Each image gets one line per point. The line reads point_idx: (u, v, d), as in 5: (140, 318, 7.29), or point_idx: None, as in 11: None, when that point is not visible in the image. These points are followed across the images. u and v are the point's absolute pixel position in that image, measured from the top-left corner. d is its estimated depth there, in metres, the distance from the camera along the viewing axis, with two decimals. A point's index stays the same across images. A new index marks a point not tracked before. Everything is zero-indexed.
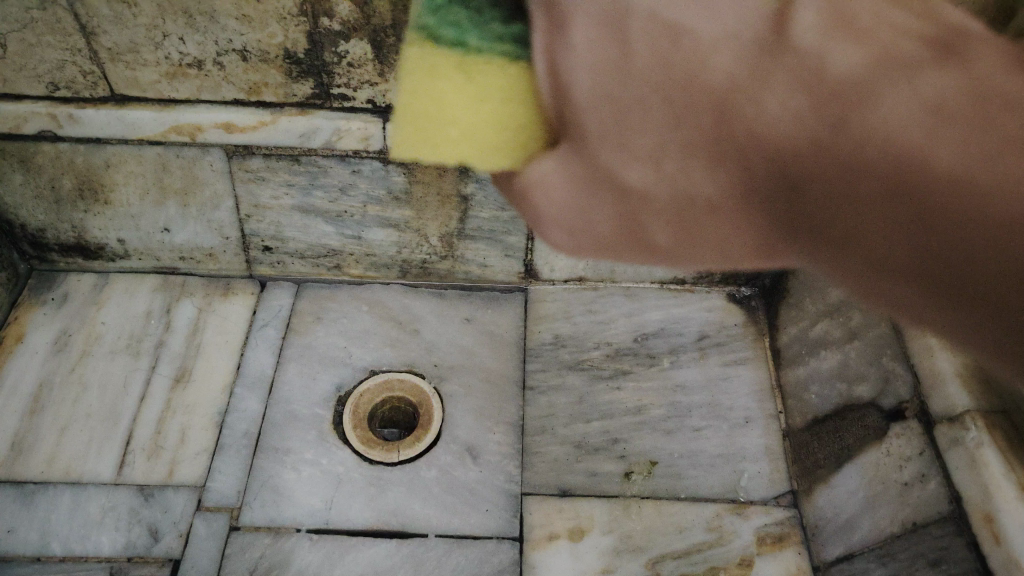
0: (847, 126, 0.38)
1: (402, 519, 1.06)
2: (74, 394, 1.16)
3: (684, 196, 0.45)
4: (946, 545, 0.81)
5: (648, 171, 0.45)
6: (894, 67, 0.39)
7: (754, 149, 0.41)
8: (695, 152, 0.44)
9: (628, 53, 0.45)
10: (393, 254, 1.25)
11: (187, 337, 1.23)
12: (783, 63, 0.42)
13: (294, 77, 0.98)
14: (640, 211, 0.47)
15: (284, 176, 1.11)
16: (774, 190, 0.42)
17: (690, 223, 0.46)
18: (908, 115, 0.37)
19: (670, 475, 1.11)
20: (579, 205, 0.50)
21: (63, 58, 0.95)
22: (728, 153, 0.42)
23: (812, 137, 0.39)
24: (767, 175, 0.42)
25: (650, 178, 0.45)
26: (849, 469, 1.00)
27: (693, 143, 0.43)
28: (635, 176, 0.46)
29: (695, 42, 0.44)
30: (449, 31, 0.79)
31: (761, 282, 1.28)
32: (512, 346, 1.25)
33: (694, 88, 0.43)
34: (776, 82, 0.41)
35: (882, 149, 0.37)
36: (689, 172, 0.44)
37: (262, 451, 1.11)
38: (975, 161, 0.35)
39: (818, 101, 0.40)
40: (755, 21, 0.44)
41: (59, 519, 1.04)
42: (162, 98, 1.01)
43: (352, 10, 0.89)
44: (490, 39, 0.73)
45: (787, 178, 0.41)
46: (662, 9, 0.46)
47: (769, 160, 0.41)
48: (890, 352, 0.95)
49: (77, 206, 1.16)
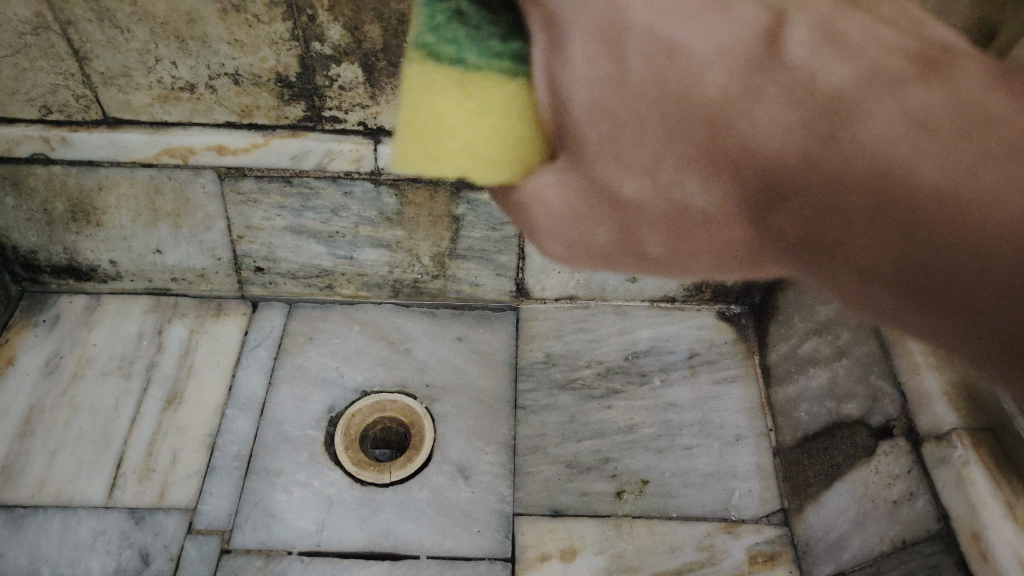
0: (834, 144, 0.42)
1: (394, 540, 1.06)
2: (65, 416, 1.16)
3: (677, 203, 0.51)
4: (935, 563, 0.82)
5: (644, 181, 0.52)
6: (878, 83, 0.42)
7: (745, 162, 0.46)
8: (690, 163, 0.49)
9: (625, 67, 0.50)
10: (385, 274, 1.25)
11: (179, 359, 1.23)
12: (772, 81, 0.45)
13: (286, 100, 0.99)
14: (634, 217, 0.55)
15: (276, 198, 1.12)
16: (761, 194, 0.47)
17: (683, 225, 0.53)
18: (893, 131, 0.40)
19: (662, 494, 1.12)
20: (577, 217, 0.59)
21: (57, 82, 0.96)
22: (720, 162, 0.47)
23: (800, 148, 0.44)
24: (755, 182, 0.46)
25: (645, 188, 0.52)
26: (839, 487, 1.01)
27: (687, 153, 0.48)
28: (631, 186, 0.53)
29: (689, 60, 0.48)
30: (448, 48, 0.88)
31: (751, 300, 1.29)
32: (503, 365, 1.25)
33: (684, 103, 0.48)
34: (766, 98, 0.45)
35: (867, 158, 0.41)
36: (685, 180, 0.50)
37: (254, 473, 1.11)
38: (958, 176, 0.38)
39: (807, 118, 0.44)
40: (746, 40, 0.47)
41: (48, 544, 1.04)
42: (155, 121, 1.02)
43: (343, 35, 0.91)
44: (489, 56, 0.85)
45: (775, 184, 0.45)
46: (659, 27, 0.49)
47: (757, 170, 0.46)
48: (877, 370, 0.96)
49: (69, 228, 1.16)
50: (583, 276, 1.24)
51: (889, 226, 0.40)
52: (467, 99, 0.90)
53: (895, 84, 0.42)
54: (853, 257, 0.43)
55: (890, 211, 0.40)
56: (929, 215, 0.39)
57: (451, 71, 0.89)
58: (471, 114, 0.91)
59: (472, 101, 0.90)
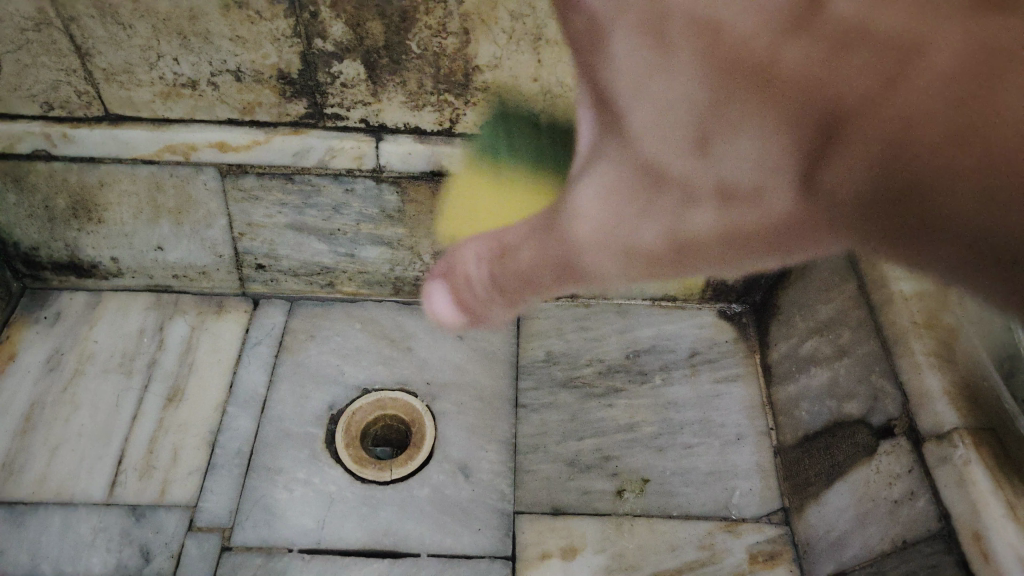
0: (965, 126, 0.49)
1: (394, 538, 1.06)
2: (66, 413, 1.16)
3: (767, 203, 0.62)
4: (935, 563, 0.82)
5: (780, 195, 0.61)
6: (902, 59, 0.49)
7: (848, 154, 0.55)
8: (785, 153, 0.58)
9: (698, 51, 0.56)
10: (386, 271, 1.25)
11: (180, 356, 1.23)
12: (833, 44, 0.51)
13: (288, 97, 1.01)
14: (732, 229, 0.66)
15: (278, 195, 1.12)
16: (869, 203, 0.57)
17: (800, 232, 0.65)
18: (939, 103, 0.49)
19: (663, 493, 1.12)
20: (598, 238, 0.70)
21: (58, 78, 0.97)
22: (816, 163, 0.57)
23: (891, 140, 0.52)
24: (875, 179, 0.55)
25: (717, 214, 0.64)
26: (840, 487, 1.00)
27: (790, 145, 0.57)
28: (701, 216, 0.64)
29: (744, 39, 0.54)
30: (488, 143, 1.06)
31: (752, 299, 1.29)
32: (504, 363, 1.25)
33: (753, 79, 0.55)
34: (869, 86, 0.51)
35: (969, 143, 0.49)
36: (771, 178, 0.59)
37: (254, 470, 1.11)
38: (1019, 128, 0.47)
39: (814, 113, 0.54)
40: (791, 15, 0.52)
41: (49, 541, 1.04)
42: (156, 117, 1.03)
43: (345, 32, 0.92)
44: (527, 144, 1.05)
45: (905, 177, 0.53)
46: (701, 10, 0.54)
47: (867, 163, 0.54)
48: (878, 369, 0.96)
49: (71, 224, 1.16)
50: None
51: (972, 201, 0.52)
52: (501, 189, 1.08)
53: (920, 55, 0.49)
54: (957, 233, 0.53)
55: (993, 196, 0.50)
56: (999, 187, 0.50)
57: (490, 165, 1.08)
58: (505, 202, 1.09)
59: (508, 190, 1.08)
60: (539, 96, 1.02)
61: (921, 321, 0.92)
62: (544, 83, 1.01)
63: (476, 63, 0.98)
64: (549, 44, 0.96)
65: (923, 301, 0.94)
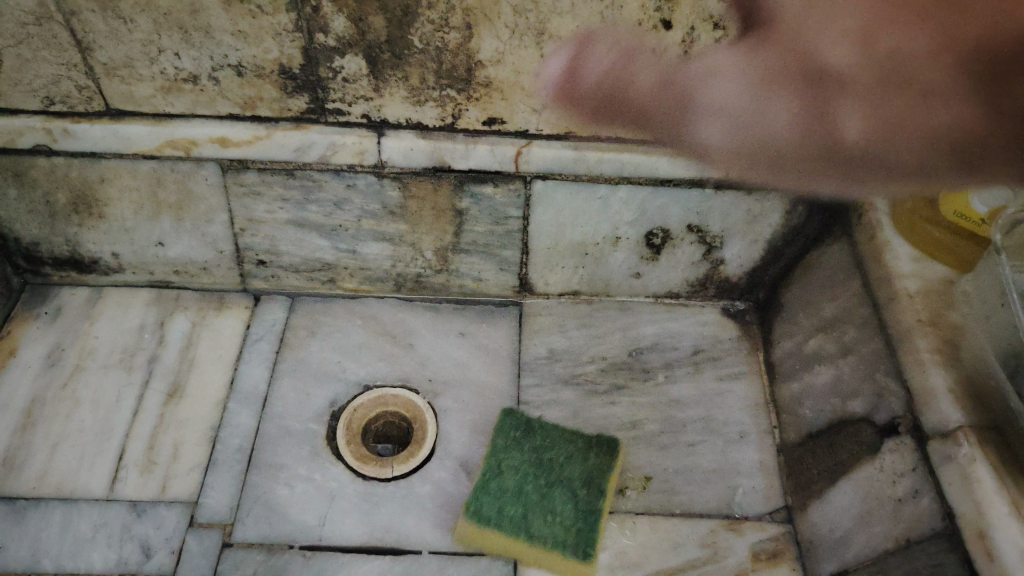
0: (908, 84, 0.90)
1: (395, 535, 1.06)
2: (67, 409, 1.15)
3: (876, 70, 0.91)
4: (940, 562, 0.82)
5: (845, 49, 0.90)
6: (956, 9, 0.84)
7: (898, 56, 0.89)
8: (874, 88, 0.92)
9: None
10: (388, 267, 1.24)
11: (181, 351, 1.22)
12: (865, 27, 0.88)
13: (289, 92, 1.01)
14: (847, 86, 0.93)
15: (279, 191, 1.11)
16: (892, 79, 0.90)
17: (909, 83, 0.90)
18: (932, 55, 0.88)
19: (666, 491, 1.11)
20: (737, 96, 0.98)
21: (59, 73, 0.98)
22: (889, 78, 0.90)
23: (924, 56, 0.88)
24: (885, 76, 0.91)
25: (853, 56, 0.90)
26: (843, 486, 1.00)
27: (877, 87, 0.92)
28: (839, 57, 0.91)
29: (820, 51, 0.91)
30: None
31: (756, 296, 1.28)
32: (508, 360, 1.23)
33: (887, 62, 0.90)
34: (916, 48, 0.88)
35: (981, 40, 0.85)
36: (858, 61, 0.91)
37: (255, 467, 1.11)
38: (1006, 23, 0.83)
39: (939, 46, 0.87)
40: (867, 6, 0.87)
41: (49, 536, 1.04)
42: (157, 112, 1.04)
43: (347, 27, 0.93)
44: None
45: (905, 81, 0.90)
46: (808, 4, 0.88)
47: (896, 68, 0.89)
48: (882, 367, 0.96)
49: (72, 219, 1.16)
50: (586, 269, 1.23)
51: (979, 85, 0.88)
52: None
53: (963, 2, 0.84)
54: (922, 82, 0.90)
55: (984, 58, 0.86)
56: (1003, 60, 0.85)
57: None
58: None
59: None
60: (542, 92, 1.02)
61: (925, 319, 0.93)
62: (547, 78, 1.00)
63: (479, 58, 0.97)
64: (552, 39, 0.95)
65: (928, 299, 0.95)
